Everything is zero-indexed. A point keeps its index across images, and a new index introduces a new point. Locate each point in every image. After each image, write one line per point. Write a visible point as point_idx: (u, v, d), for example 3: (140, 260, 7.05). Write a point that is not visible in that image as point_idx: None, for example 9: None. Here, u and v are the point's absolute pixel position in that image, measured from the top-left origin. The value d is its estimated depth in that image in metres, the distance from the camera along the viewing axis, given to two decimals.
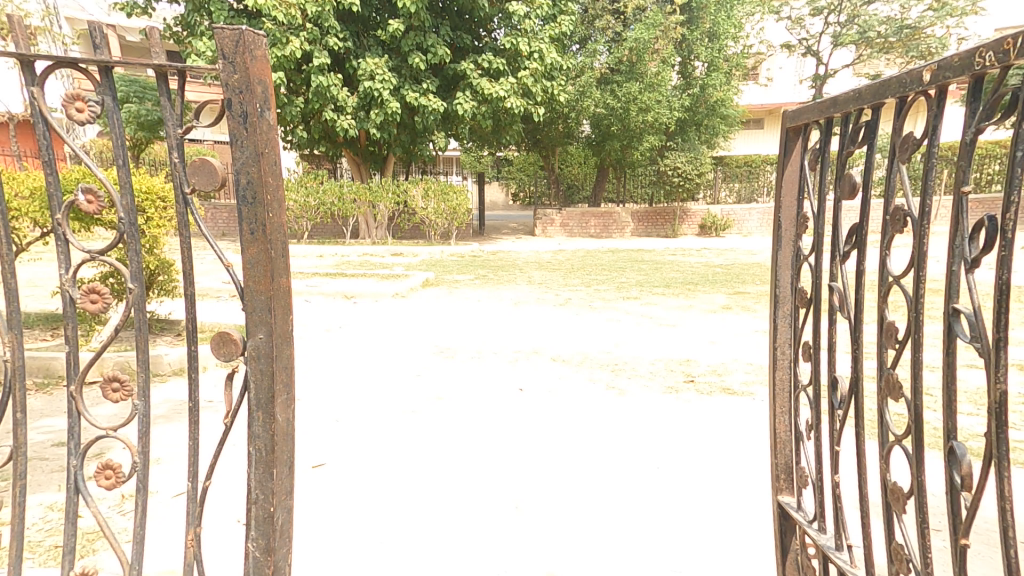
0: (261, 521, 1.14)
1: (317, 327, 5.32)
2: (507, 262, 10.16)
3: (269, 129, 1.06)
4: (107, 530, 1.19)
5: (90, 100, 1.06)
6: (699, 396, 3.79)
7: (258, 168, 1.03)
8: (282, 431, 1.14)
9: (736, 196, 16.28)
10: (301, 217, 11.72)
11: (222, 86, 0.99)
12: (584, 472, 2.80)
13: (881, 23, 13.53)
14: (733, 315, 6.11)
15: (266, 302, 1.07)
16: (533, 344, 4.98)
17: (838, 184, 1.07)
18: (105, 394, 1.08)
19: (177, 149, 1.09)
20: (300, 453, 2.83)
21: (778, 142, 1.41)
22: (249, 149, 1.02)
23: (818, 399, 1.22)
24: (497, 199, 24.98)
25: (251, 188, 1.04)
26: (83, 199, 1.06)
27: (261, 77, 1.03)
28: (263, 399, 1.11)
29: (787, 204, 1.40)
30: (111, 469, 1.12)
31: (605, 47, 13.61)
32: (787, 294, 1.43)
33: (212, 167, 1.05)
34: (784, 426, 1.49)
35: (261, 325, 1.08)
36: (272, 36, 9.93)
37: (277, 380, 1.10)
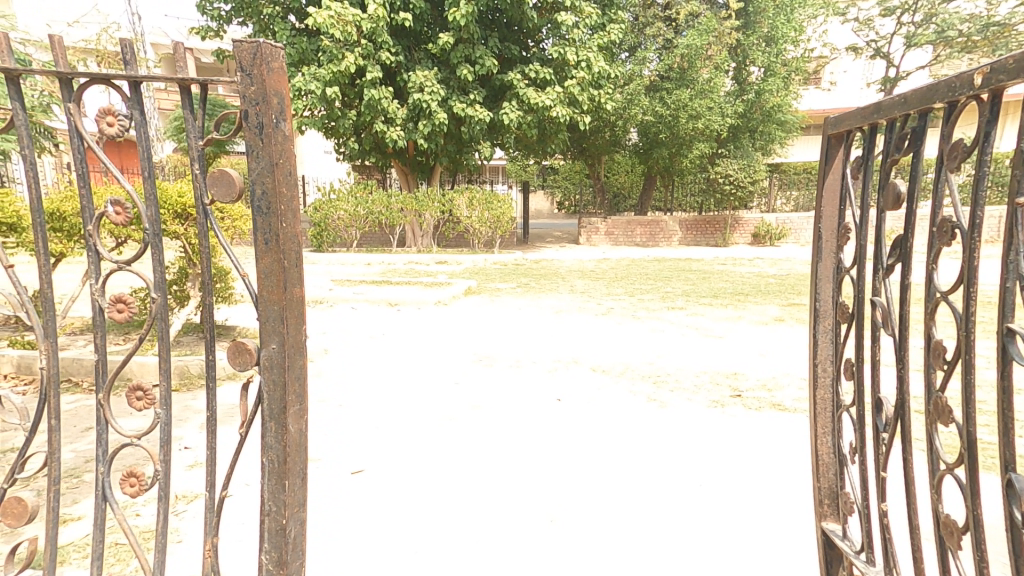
0: (273, 533, 1.16)
1: (361, 334, 5.45)
2: (551, 271, 10.13)
3: (285, 140, 1.09)
4: (131, 537, 1.24)
5: (119, 114, 1.12)
6: (746, 411, 3.64)
7: (272, 178, 1.07)
8: (294, 442, 1.16)
9: (792, 204, 15.63)
10: (351, 226, 12.04)
11: (241, 98, 1.03)
12: (622, 486, 2.73)
13: (963, 21, 12.15)
14: (786, 327, 5.85)
15: (278, 312, 1.10)
16: (572, 354, 4.93)
17: (881, 195, 1.00)
18: (130, 401, 1.14)
19: (199, 161, 1.15)
20: (340, 459, 2.89)
21: (820, 148, 1.35)
22: (264, 160, 1.05)
23: (862, 420, 1.14)
24: (542, 208, 24.99)
25: (266, 199, 1.07)
26: (111, 211, 1.12)
27: (278, 89, 1.07)
28: (275, 410, 1.14)
29: (828, 214, 1.33)
30: (135, 477, 1.17)
31: (656, 54, 13.43)
32: (828, 308, 1.35)
33: (231, 178, 1.09)
34: (827, 449, 1.41)
35: (274, 335, 1.11)
36: (329, 53, 10.36)
37: (288, 391, 1.13)
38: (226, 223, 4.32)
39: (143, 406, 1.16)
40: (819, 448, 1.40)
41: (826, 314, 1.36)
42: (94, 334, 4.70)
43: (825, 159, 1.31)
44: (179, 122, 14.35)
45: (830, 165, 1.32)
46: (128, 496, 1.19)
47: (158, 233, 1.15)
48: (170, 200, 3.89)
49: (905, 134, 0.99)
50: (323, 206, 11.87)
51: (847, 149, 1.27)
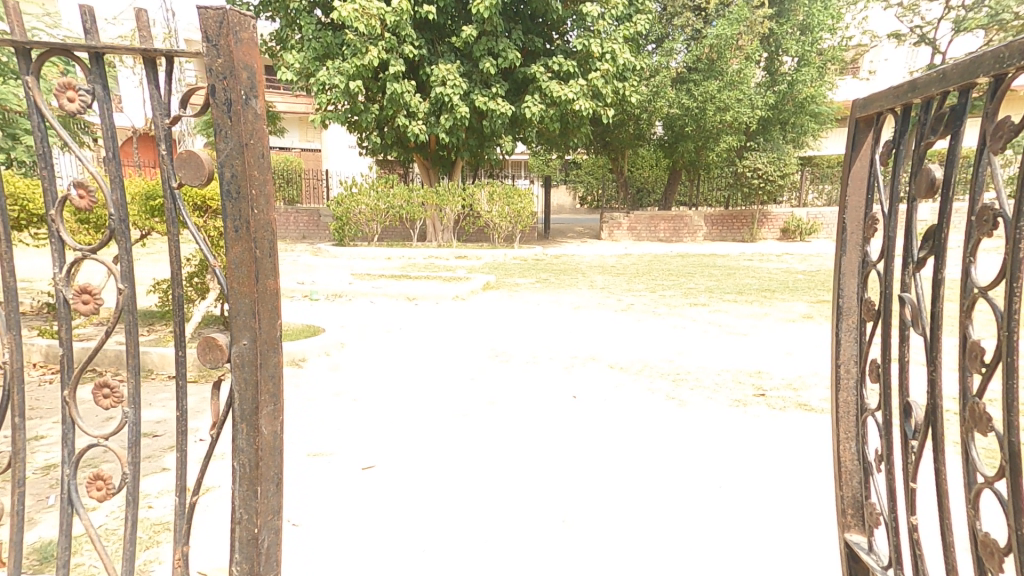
0: (245, 542, 1.13)
1: (379, 328, 5.47)
2: (571, 266, 10.05)
3: (256, 119, 1.04)
4: (97, 542, 1.22)
5: (80, 88, 1.09)
6: (769, 411, 3.51)
7: (242, 160, 1.02)
8: (267, 445, 1.12)
9: (824, 198, 15.16)
10: (372, 220, 12.09)
11: (207, 72, 0.98)
12: (637, 487, 2.65)
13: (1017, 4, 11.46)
14: (814, 325, 5.63)
15: (250, 306, 1.06)
16: (590, 350, 4.85)
17: (914, 182, 0.90)
18: (96, 399, 1.12)
19: (165, 140, 1.09)
20: (350, 454, 2.87)
21: (844, 129, 1.25)
22: (232, 140, 1.01)
23: (888, 426, 1.04)
24: (565, 202, 24.76)
25: (235, 183, 1.02)
26: (75, 194, 1.09)
27: (247, 62, 1.02)
28: (247, 411, 1.10)
29: (853, 204, 1.24)
30: (101, 480, 1.15)
31: (684, 45, 13.18)
32: (852, 305, 1.27)
33: (199, 160, 1.03)
34: (851, 456, 1.33)
35: (245, 330, 1.07)
36: (353, 47, 10.42)
37: (260, 391, 1.09)
38: None
39: (110, 404, 1.13)
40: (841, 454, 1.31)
41: (851, 311, 1.27)
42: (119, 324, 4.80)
43: (852, 144, 1.23)
44: None
45: (857, 150, 1.23)
46: (96, 500, 1.16)
47: (124, 218, 1.12)
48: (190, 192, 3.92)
49: (939, 111, 0.89)
50: (345, 200, 11.93)
51: (875, 132, 1.17)
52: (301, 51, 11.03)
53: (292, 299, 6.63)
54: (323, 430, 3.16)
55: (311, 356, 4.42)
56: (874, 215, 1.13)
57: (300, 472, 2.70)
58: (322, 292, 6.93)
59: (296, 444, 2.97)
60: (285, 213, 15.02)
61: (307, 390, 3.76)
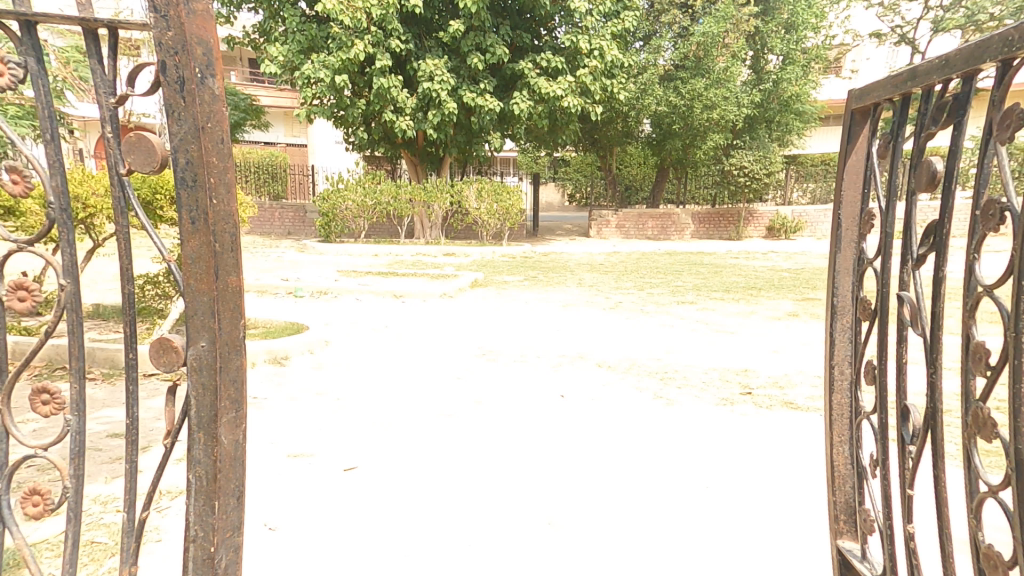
0: (200, 564, 1.05)
1: (364, 326, 5.39)
2: (559, 264, 10.02)
3: (213, 101, 0.97)
4: (30, 560, 1.15)
5: (10, 61, 1.03)
6: (756, 410, 3.50)
7: (199, 144, 0.95)
8: (227, 456, 1.05)
9: (809, 196, 15.30)
10: (359, 217, 11.95)
11: (155, 46, 0.90)
12: (624, 487, 2.62)
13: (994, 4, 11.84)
14: (801, 323, 5.65)
15: (208, 304, 0.98)
16: (578, 349, 4.82)
17: (914, 175, 0.86)
18: (34, 406, 1.06)
19: (110, 123, 1.02)
20: (332, 456, 2.81)
21: (839, 121, 1.22)
22: (186, 121, 0.93)
23: (885, 432, 1.01)
24: (553, 200, 24.75)
25: (191, 169, 0.95)
26: (8, 180, 1.03)
27: (202, 37, 0.95)
28: (205, 419, 1.02)
29: (849, 200, 1.20)
30: (38, 495, 1.10)
31: (671, 42, 13.21)
32: (847, 305, 1.23)
33: (150, 144, 0.97)
34: (844, 460, 1.28)
35: (203, 331, 0.99)
36: (338, 40, 10.29)
37: (220, 397, 1.01)
38: None
39: (50, 411, 1.08)
40: (834, 458, 1.28)
41: (846, 311, 1.23)
42: (93, 321, 4.66)
43: (847, 136, 1.19)
44: None
45: (853, 143, 1.20)
46: (31, 517, 1.11)
47: (64, 208, 1.06)
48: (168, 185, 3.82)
49: (942, 99, 0.85)
50: (331, 196, 11.78)
51: (872, 124, 1.14)
52: (285, 43, 10.85)
53: (276, 296, 6.52)
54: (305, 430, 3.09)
55: (294, 354, 4.33)
56: (870, 212, 1.09)
57: (280, 473, 2.63)
58: (307, 289, 6.82)
59: (276, 445, 2.90)
60: (270, 209, 14.82)
61: (289, 389, 3.68)
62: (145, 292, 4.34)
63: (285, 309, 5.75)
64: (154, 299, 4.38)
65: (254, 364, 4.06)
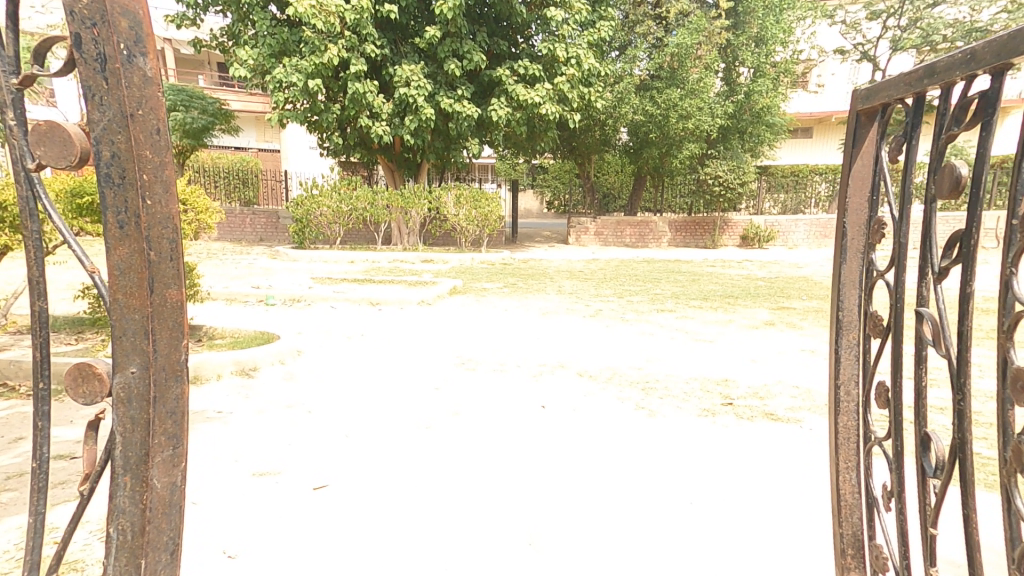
0: None
1: (339, 335, 5.23)
2: (538, 271, 9.97)
3: (142, 85, 0.84)
4: None
5: None
6: (738, 421, 3.45)
7: (126, 136, 0.82)
8: (160, 503, 0.92)
9: (781, 206, 15.56)
10: (335, 222, 11.69)
11: (67, 14, 0.76)
12: (606, 503, 2.53)
13: (947, 26, 12.42)
14: (779, 331, 5.68)
15: (139, 323, 0.86)
16: (559, 358, 4.75)
17: (938, 179, 0.80)
18: None
19: (15, 109, 0.91)
20: (301, 474, 2.66)
21: (844, 122, 1.17)
22: (111, 108, 0.80)
23: (899, 458, 0.95)
24: (531, 207, 24.73)
25: (116, 165, 0.82)
26: None
27: (126, 7, 0.82)
28: (133, 460, 0.89)
29: (855, 207, 1.16)
30: None
31: (646, 53, 13.34)
32: (852, 318, 1.19)
33: (65, 133, 0.83)
34: (851, 487, 1.25)
35: (134, 356, 0.86)
36: (310, 44, 10.10)
37: (153, 432, 0.89)
38: (190, 216, 4.16)
39: None
40: (841, 486, 1.23)
41: (852, 325, 1.19)
42: (44, 333, 4.42)
43: (852, 139, 1.15)
44: None
45: (859, 147, 1.15)
46: None
47: None
48: None
49: (967, 97, 0.79)
50: (305, 202, 11.53)
51: (881, 126, 1.09)
52: (256, 47, 10.63)
53: (245, 304, 6.32)
54: (273, 445, 2.94)
55: (263, 365, 4.15)
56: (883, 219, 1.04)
57: (243, 493, 2.48)
58: (279, 297, 6.62)
59: (241, 462, 2.74)
60: (241, 215, 14.48)
61: (257, 402, 3.52)
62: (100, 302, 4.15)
63: (253, 318, 5.56)
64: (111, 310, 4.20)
65: (221, 376, 3.86)
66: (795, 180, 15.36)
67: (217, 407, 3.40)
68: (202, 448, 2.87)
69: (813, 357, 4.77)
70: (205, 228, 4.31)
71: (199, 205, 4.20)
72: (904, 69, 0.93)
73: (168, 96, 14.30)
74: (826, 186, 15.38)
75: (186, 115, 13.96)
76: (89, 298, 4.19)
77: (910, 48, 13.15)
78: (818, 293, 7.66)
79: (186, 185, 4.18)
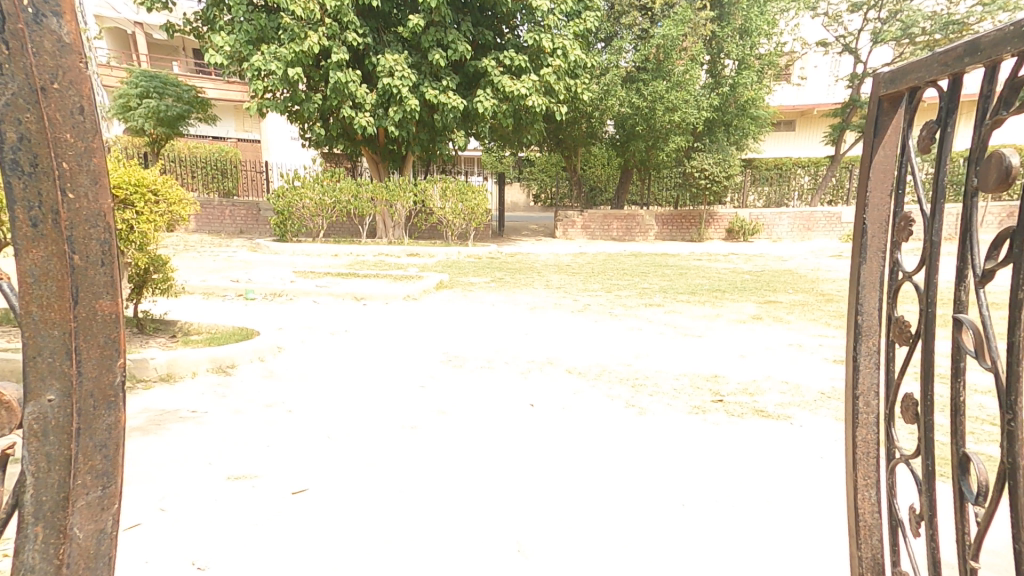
0: None
1: (322, 330, 5.11)
2: (526, 265, 9.89)
3: (58, 45, 0.66)
4: None
5: None
6: (729, 419, 3.41)
7: (37, 110, 0.65)
8: (80, 559, 0.74)
9: (764, 200, 15.63)
10: (318, 215, 11.47)
11: None
12: (595, 505, 2.47)
13: (925, 19, 12.59)
14: (766, 326, 5.67)
15: (56, 340, 0.69)
16: (548, 354, 4.68)
17: (984, 171, 0.75)
18: None
19: None
20: (281, 478, 2.55)
21: (866, 110, 1.13)
22: (13, 77, 0.63)
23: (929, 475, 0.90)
24: (518, 199, 24.58)
25: (24, 148, 0.65)
26: None
27: None
28: (46, 505, 0.71)
29: (876, 202, 1.12)
30: None
31: (632, 44, 13.26)
32: (873, 323, 1.15)
33: None
34: (870, 507, 1.20)
35: (52, 380, 0.70)
36: (290, 31, 9.87)
37: (73, 472, 0.72)
38: (162, 208, 4.00)
39: None
40: (862, 506, 1.19)
41: (871, 331, 1.15)
42: (7, 329, 4.24)
43: (875, 128, 1.10)
44: (127, 100, 14.13)
45: (881, 137, 1.10)
46: None
47: None
48: None
49: (1018, 76, 0.71)
50: (287, 193, 11.29)
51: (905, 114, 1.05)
52: (232, 33, 10.35)
53: (224, 299, 6.16)
54: (251, 448, 2.83)
55: (242, 362, 4.02)
56: (907, 217, 0.97)
57: (217, 498, 2.37)
58: (260, 291, 6.45)
59: (215, 465, 2.63)
60: (221, 206, 14.18)
61: (234, 401, 3.39)
62: None
63: (232, 313, 5.40)
64: None
65: (196, 374, 3.74)
66: (779, 173, 15.43)
67: (192, 406, 3.27)
68: (175, 450, 2.75)
69: (801, 351, 4.75)
70: (178, 220, 4.15)
71: (172, 196, 4.03)
72: (939, 47, 0.86)
73: (141, 83, 13.92)
74: (810, 179, 15.50)
75: (161, 103, 13.62)
76: None
77: (890, 41, 13.26)
78: (805, 287, 7.67)
79: (158, 174, 3.98)
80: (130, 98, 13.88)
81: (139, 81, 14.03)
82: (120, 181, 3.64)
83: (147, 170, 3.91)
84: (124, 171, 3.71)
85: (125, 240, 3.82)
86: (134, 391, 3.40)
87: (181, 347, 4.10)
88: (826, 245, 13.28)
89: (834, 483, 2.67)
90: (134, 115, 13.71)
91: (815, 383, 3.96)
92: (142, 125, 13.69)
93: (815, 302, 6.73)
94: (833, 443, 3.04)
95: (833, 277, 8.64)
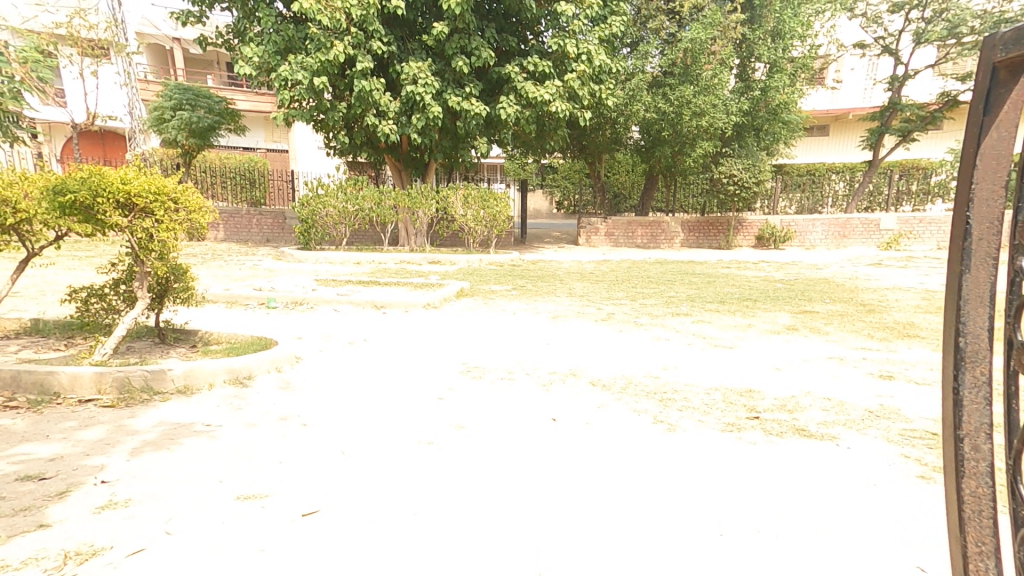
0: None
1: (340, 340, 5.02)
2: (548, 273, 9.74)
3: None
4: None
5: None
6: (767, 438, 3.17)
7: None
8: None
9: (796, 207, 15.14)
10: (340, 223, 11.47)
11: None
12: (630, 536, 2.25)
13: (975, 18, 12.37)
14: (802, 337, 5.39)
15: None
16: (571, 366, 4.49)
17: None
18: None
19: None
20: (293, 498, 2.41)
21: (973, 81, 0.99)
22: None
23: None
24: (540, 207, 24.39)
25: None
26: None
27: None
28: None
29: (986, 201, 0.97)
30: None
31: (659, 49, 13.05)
32: (981, 346, 1.00)
33: None
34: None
35: None
36: (317, 41, 9.94)
37: None
38: (181, 216, 3.78)
39: None
40: None
41: (980, 360, 1.00)
42: (33, 338, 4.21)
43: (984, 109, 0.96)
44: (161, 113, 14.27)
45: (992, 119, 0.96)
46: None
47: None
48: (110, 186, 3.34)
49: None
50: (310, 202, 11.31)
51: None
52: (261, 44, 10.48)
53: (245, 308, 6.12)
54: (264, 465, 2.70)
55: (259, 373, 3.92)
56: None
57: (226, 519, 2.22)
58: (281, 299, 6.42)
59: (225, 483, 2.48)
60: (248, 215, 14.36)
61: (248, 414, 3.28)
62: (88, 306, 3.94)
63: (251, 322, 5.34)
64: (100, 314, 3.98)
65: (213, 386, 3.62)
66: (812, 179, 14.92)
67: (206, 420, 3.15)
68: (186, 466, 2.61)
69: (842, 365, 4.48)
70: (198, 229, 3.92)
71: (192, 204, 3.80)
72: None
73: (174, 95, 14.20)
74: (845, 185, 14.95)
75: (192, 114, 13.86)
76: (77, 302, 3.97)
77: (936, 41, 12.86)
78: (842, 297, 7.33)
79: (179, 181, 3.75)
80: (163, 111, 14.15)
81: (173, 94, 14.28)
82: (141, 190, 3.44)
83: (168, 176, 3.68)
84: (144, 179, 3.49)
85: (144, 249, 3.65)
86: (153, 403, 3.29)
87: (201, 358, 4.00)
88: (862, 253, 12.77)
89: (890, 512, 2.41)
90: (167, 128, 13.97)
91: (859, 400, 3.69)
92: (175, 136, 13.92)
93: (855, 312, 6.40)
94: (886, 467, 2.77)
95: (872, 287, 8.23)
